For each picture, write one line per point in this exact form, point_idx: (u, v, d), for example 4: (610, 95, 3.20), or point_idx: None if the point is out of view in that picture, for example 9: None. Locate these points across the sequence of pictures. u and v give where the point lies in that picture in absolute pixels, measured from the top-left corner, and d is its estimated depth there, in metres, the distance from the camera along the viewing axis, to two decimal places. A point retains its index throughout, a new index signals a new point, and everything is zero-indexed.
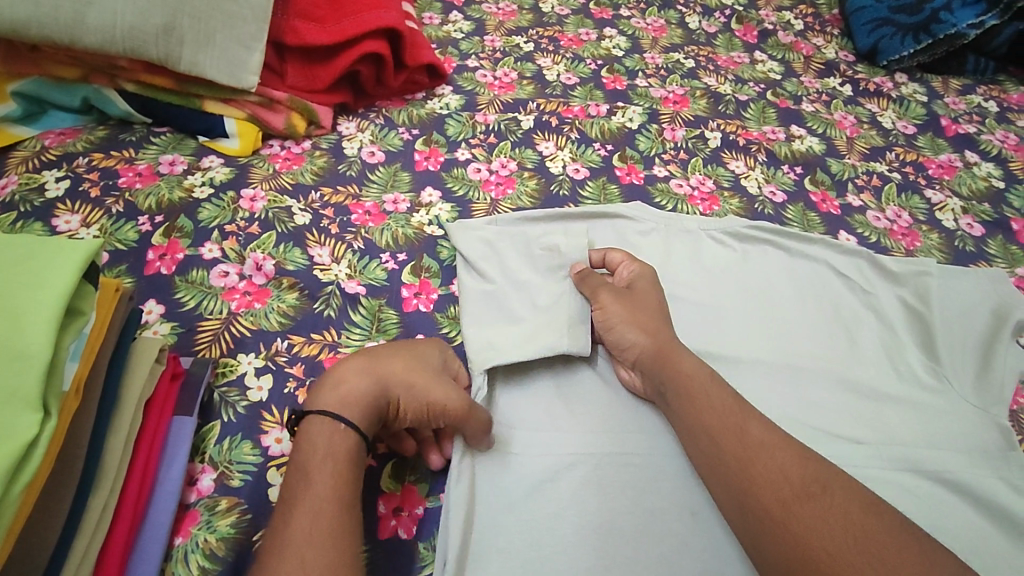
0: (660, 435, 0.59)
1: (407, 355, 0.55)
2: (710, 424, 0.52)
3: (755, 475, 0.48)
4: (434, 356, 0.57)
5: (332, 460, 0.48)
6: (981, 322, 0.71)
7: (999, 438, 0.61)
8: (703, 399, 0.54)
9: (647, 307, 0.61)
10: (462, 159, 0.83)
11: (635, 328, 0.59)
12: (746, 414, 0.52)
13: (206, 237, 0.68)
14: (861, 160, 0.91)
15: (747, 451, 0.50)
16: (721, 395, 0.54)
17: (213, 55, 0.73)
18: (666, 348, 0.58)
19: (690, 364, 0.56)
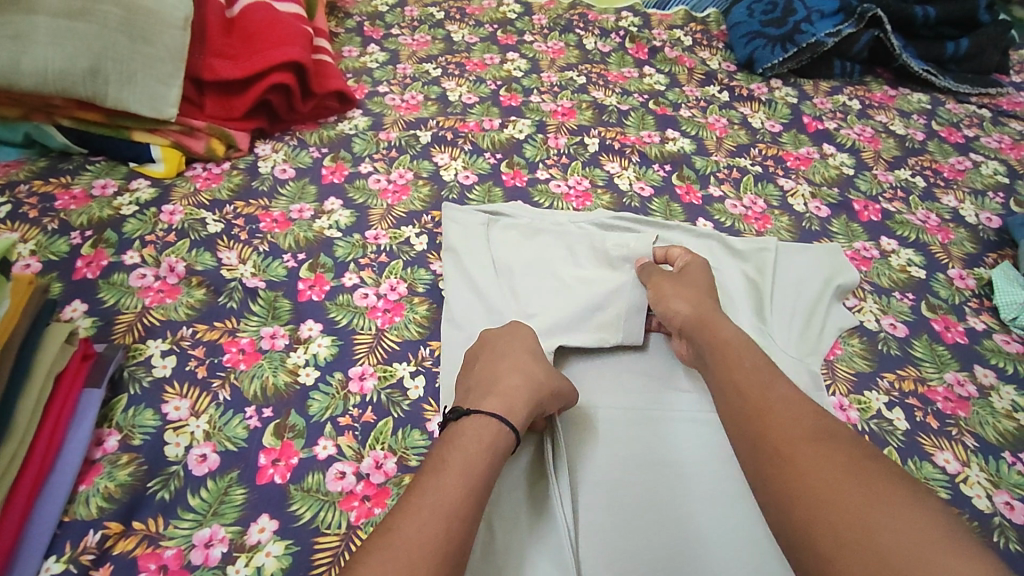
0: None
1: (532, 356, 0.66)
2: (738, 379, 0.60)
3: (770, 418, 0.55)
4: (531, 346, 0.67)
5: (490, 446, 0.56)
6: (811, 288, 0.81)
7: (808, 382, 0.72)
8: (736, 359, 0.62)
9: (700, 287, 0.73)
10: (365, 172, 0.94)
11: (682, 296, 0.71)
12: (776, 375, 0.60)
13: (129, 246, 0.79)
14: (726, 157, 1.02)
15: (768, 401, 0.57)
16: (754, 359, 0.62)
17: (136, 92, 0.84)
18: (706, 318, 0.68)
19: (731, 334, 0.66)
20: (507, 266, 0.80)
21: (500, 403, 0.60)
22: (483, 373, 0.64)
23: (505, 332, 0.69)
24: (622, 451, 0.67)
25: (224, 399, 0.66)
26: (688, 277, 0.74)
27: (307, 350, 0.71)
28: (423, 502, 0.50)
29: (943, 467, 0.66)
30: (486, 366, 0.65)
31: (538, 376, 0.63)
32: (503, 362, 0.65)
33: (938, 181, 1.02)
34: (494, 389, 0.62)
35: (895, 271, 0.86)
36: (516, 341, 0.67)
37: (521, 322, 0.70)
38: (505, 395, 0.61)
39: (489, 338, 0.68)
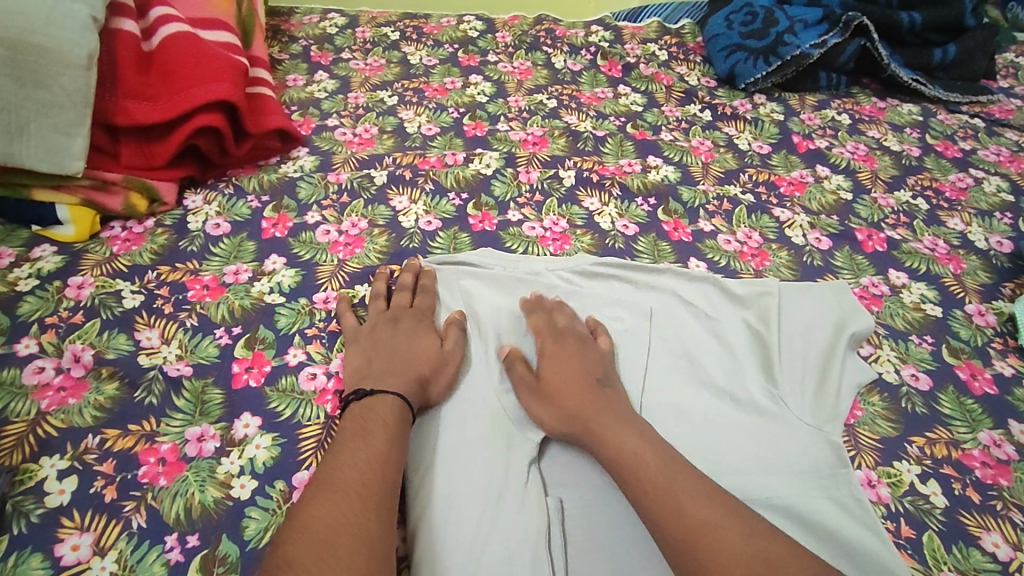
0: (495, 480, 0.59)
1: (427, 343, 0.67)
2: (649, 492, 0.54)
3: (699, 548, 0.50)
4: (421, 330, 0.68)
5: (399, 418, 0.59)
6: (820, 337, 0.73)
7: (831, 457, 0.62)
8: (638, 470, 0.55)
9: (567, 382, 0.63)
10: (312, 222, 0.82)
11: (551, 414, 0.62)
12: (681, 475, 0.55)
13: (24, 332, 0.66)
14: (714, 185, 0.93)
15: (688, 524, 0.51)
16: (657, 458, 0.56)
17: (30, 145, 0.72)
18: (595, 415, 0.60)
19: (626, 431, 0.59)
20: (480, 333, 0.71)
21: (395, 387, 0.61)
22: (375, 363, 0.64)
23: (401, 318, 0.69)
24: (628, 551, 0.56)
25: (138, 528, 0.54)
26: (547, 374, 0.65)
27: (241, 454, 0.59)
28: (355, 455, 0.55)
29: (993, 553, 0.58)
30: (377, 356, 0.65)
31: (427, 367, 0.64)
32: (397, 352, 0.65)
33: (942, 202, 0.94)
34: (384, 377, 0.62)
35: (909, 310, 0.78)
36: (415, 330, 0.68)
37: (421, 308, 0.71)
38: (398, 382, 0.62)
39: (381, 326, 0.68)
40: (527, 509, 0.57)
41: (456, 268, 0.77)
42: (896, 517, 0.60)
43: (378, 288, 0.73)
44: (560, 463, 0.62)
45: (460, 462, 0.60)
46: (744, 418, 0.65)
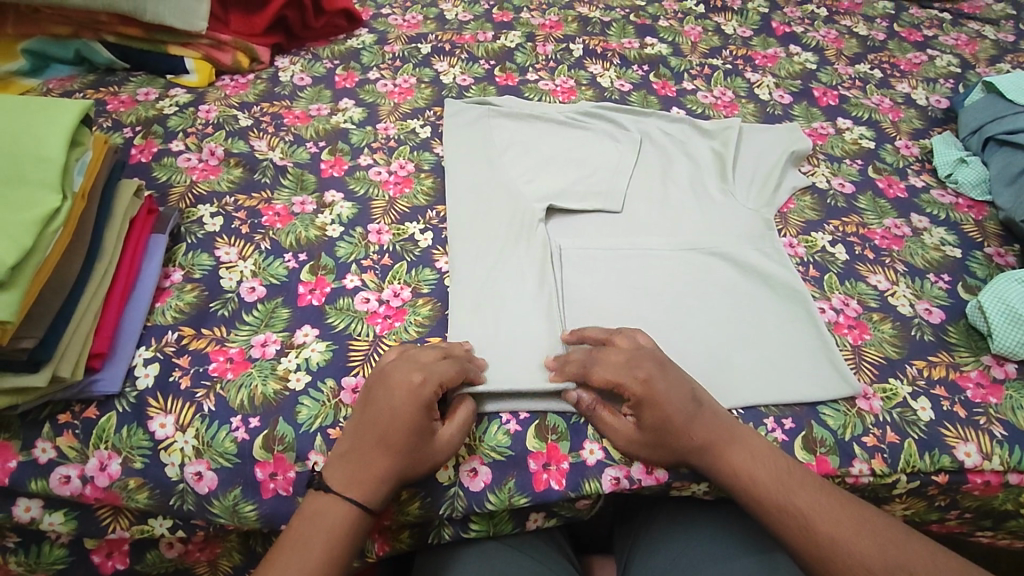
0: (513, 228, 0.81)
1: (412, 434, 0.57)
2: (777, 516, 0.57)
3: (825, 562, 0.55)
4: (398, 424, 0.57)
5: (347, 518, 0.55)
6: (770, 157, 0.92)
7: (763, 227, 0.83)
8: (756, 490, 0.58)
9: (662, 414, 0.60)
10: (373, 78, 1.05)
11: (648, 447, 0.61)
12: (799, 493, 0.58)
13: (174, 137, 0.91)
14: (699, 58, 1.12)
15: (821, 544, 0.55)
16: (772, 478, 0.59)
17: (171, 7, 0.96)
18: (664, 404, 0.60)
19: (735, 449, 0.60)
20: (503, 147, 0.92)
21: (358, 492, 0.56)
22: (351, 441, 0.58)
23: (395, 387, 0.59)
24: (607, 274, 0.78)
25: (266, 248, 0.78)
26: (644, 414, 0.60)
27: (332, 211, 0.83)
28: (289, 564, 0.53)
29: (876, 285, 0.78)
30: (355, 433, 0.59)
31: (402, 466, 0.57)
32: (380, 440, 0.57)
33: (894, 72, 1.11)
34: (353, 470, 0.57)
35: (847, 143, 0.97)
36: (399, 415, 0.57)
37: (430, 372, 0.60)
38: (364, 483, 0.56)
39: (376, 390, 0.60)
40: (535, 244, 0.79)
41: (484, 106, 0.99)
42: (806, 264, 0.80)
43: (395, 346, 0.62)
44: (558, 227, 0.84)
45: (487, 219, 0.82)
46: (701, 206, 0.86)
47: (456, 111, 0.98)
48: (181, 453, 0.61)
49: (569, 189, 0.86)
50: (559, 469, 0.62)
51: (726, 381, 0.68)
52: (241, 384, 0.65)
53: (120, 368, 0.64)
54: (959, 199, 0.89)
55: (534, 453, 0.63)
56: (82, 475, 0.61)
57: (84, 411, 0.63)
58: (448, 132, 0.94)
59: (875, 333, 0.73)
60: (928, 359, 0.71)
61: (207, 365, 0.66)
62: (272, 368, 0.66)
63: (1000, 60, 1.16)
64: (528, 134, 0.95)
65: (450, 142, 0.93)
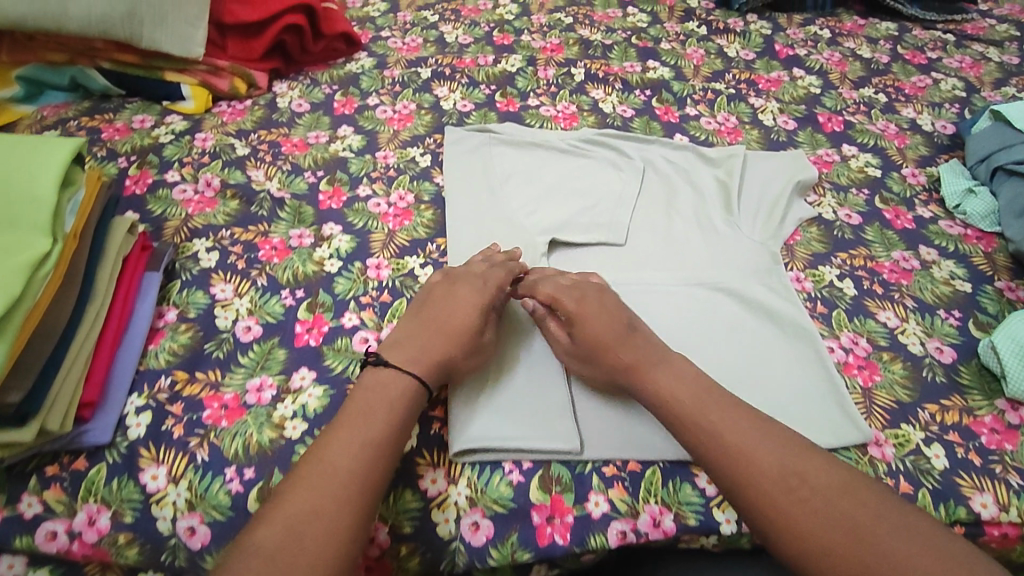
0: None
1: (468, 323, 0.65)
2: (687, 428, 0.59)
3: (727, 471, 0.56)
4: (465, 311, 0.66)
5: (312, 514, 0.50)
6: (775, 186, 0.91)
7: (769, 261, 0.82)
8: (674, 406, 0.60)
9: (591, 330, 0.65)
10: (372, 104, 1.04)
11: (581, 360, 0.66)
12: (716, 413, 0.59)
13: (169, 167, 0.90)
14: (703, 82, 1.11)
15: (728, 461, 0.56)
16: (691, 398, 0.60)
17: (167, 33, 0.95)
18: (605, 323, 0.65)
19: (660, 370, 0.62)
20: (504, 176, 0.91)
21: (416, 367, 0.62)
22: (411, 330, 0.65)
23: (457, 287, 0.68)
24: None
25: (262, 284, 0.77)
26: (581, 328, 0.66)
27: (330, 245, 0.82)
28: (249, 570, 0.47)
29: (885, 323, 0.76)
30: (415, 323, 0.66)
31: (456, 349, 0.64)
32: (440, 326, 0.65)
33: (899, 97, 1.10)
34: (411, 347, 0.63)
35: (854, 171, 0.96)
36: (461, 305, 0.66)
37: (490, 279, 0.69)
38: (421, 358, 0.62)
39: (438, 292, 0.68)
40: None
41: (485, 134, 0.97)
42: (814, 300, 0.79)
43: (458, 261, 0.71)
44: (561, 261, 0.83)
45: None
46: (706, 238, 0.85)
47: (456, 138, 0.96)
48: (173, 507, 0.59)
49: (572, 222, 0.85)
50: (562, 522, 0.60)
51: None
52: (236, 432, 0.63)
53: (111, 417, 0.62)
54: (968, 230, 0.88)
55: (538, 506, 0.61)
56: (70, 530, 0.59)
57: (73, 462, 0.61)
58: (449, 161, 0.93)
59: (886, 375, 0.71)
60: (940, 403, 0.69)
61: (201, 413, 0.64)
62: (267, 415, 0.65)
63: (1005, 83, 1.15)
64: (530, 163, 0.93)
65: (450, 171, 0.91)
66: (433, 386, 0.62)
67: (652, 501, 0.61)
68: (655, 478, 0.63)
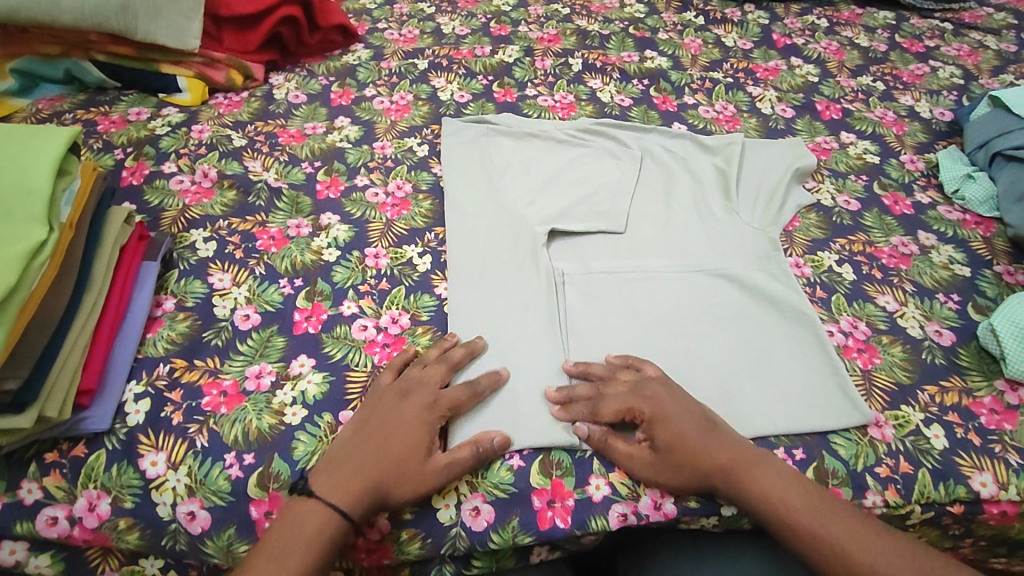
0: (512, 254, 0.79)
1: (409, 449, 0.59)
2: (785, 526, 0.57)
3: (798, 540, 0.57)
4: (404, 428, 0.60)
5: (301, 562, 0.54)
6: (774, 174, 0.91)
7: (768, 247, 0.82)
8: (765, 502, 0.58)
9: (678, 434, 0.60)
10: (369, 95, 1.04)
11: (672, 469, 0.60)
12: (826, 517, 0.57)
13: (166, 159, 0.89)
14: (700, 71, 1.11)
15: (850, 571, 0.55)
16: (799, 502, 0.57)
17: (162, 25, 0.94)
18: (683, 435, 0.60)
19: (761, 470, 0.59)
20: (501, 167, 0.91)
21: (338, 500, 0.56)
22: (351, 447, 0.59)
23: (409, 397, 0.62)
24: (610, 299, 0.76)
25: (260, 273, 0.77)
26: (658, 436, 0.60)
27: (328, 235, 0.81)
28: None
29: (885, 307, 0.76)
30: (357, 438, 0.60)
31: (387, 476, 0.58)
32: (383, 440, 0.59)
33: (897, 84, 1.10)
34: (342, 472, 0.58)
35: (852, 158, 0.96)
36: (408, 421, 0.61)
37: (443, 397, 0.63)
38: (346, 490, 0.57)
39: (388, 399, 0.62)
40: (536, 270, 0.77)
41: (482, 125, 0.97)
42: (813, 285, 0.78)
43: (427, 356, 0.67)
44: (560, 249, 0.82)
45: (486, 243, 0.80)
46: (705, 225, 0.84)
47: (454, 129, 0.96)
48: (173, 492, 0.59)
49: (570, 211, 0.84)
50: (563, 506, 0.60)
51: (737, 411, 0.67)
52: (235, 419, 0.63)
53: (109, 404, 0.62)
54: (966, 215, 0.87)
55: (538, 490, 0.61)
56: (70, 516, 0.59)
57: (72, 449, 0.61)
58: (446, 151, 0.93)
59: (885, 357, 0.71)
60: (940, 384, 0.69)
61: (200, 400, 0.64)
62: (267, 401, 0.64)
63: (1003, 70, 1.14)
64: (527, 153, 0.93)
65: (447, 162, 0.91)
66: (351, 526, 0.56)
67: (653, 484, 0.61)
68: None
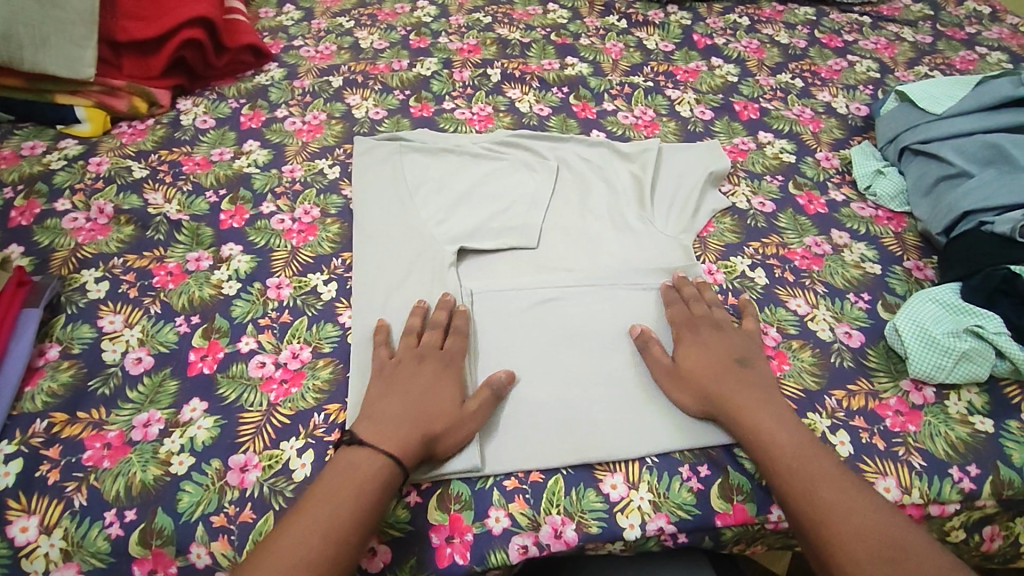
0: (419, 276, 0.77)
1: (447, 397, 0.63)
2: (760, 454, 0.60)
3: (773, 471, 0.59)
4: (432, 387, 0.63)
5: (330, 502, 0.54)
6: (689, 178, 0.90)
7: (681, 255, 0.81)
8: (750, 426, 0.62)
9: (704, 372, 0.66)
10: (280, 116, 1.01)
11: (689, 397, 0.65)
12: (817, 462, 0.58)
13: (60, 195, 0.85)
14: (620, 76, 1.10)
15: (819, 510, 0.56)
16: (793, 446, 0.60)
17: (50, 54, 0.91)
18: (715, 361, 0.67)
19: (762, 412, 0.62)
20: (414, 184, 0.89)
21: (392, 448, 0.58)
22: (388, 405, 0.61)
23: (428, 358, 0.66)
24: (520, 315, 0.74)
25: (155, 312, 0.73)
26: (687, 355, 0.68)
27: (229, 267, 0.79)
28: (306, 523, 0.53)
29: (795, 310, 0.75)
30: (390, 398, 0.62)
31: (438, 425, 0.61)
32: (416, 397, 0.62)
33: (815, 81, 1.10)
34: (388, 424, 0.60)
35: (768, 158, 0.95)
36: (434, 379, 0.64)
37: (453, 351, 0.68)
38: (396, 439, 0.59)
39: (407, 363, 0.65)
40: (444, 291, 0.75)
41: (396, 142, 0.95)
42: (725, 292, 0.77)
43: (411, 323, 0.70)
44: (471, 267, 0.80)
45: (394, 266, 0.78)
46: (619, 235, 0.83)
47: (367, 147, 0.94)
48: (46, 559, 0.56)
49: (481, 228, 0.83)
50: (462, 541, 0.58)
51: (646, 426, 0.65)
52: (117, 473, 0.60)
53: None
54: (879, 211, 0.87)
55: (436, 526, 0.59)
56: None
57: None
58: (358, 171, 0.91)
59: (795, 363, 0.70)
60: (847, 388, 0.68)
61: (80, 455, 0.61)
62: (153, 451, 0.61)
63: (918, 62, 1.16)
64: (442, 168, 0.91)
65: (357, 183, 0.89)
66: (403, 474, 0.58)
67: (553, 512, 0.60)
68: (558, 488, 0.61)
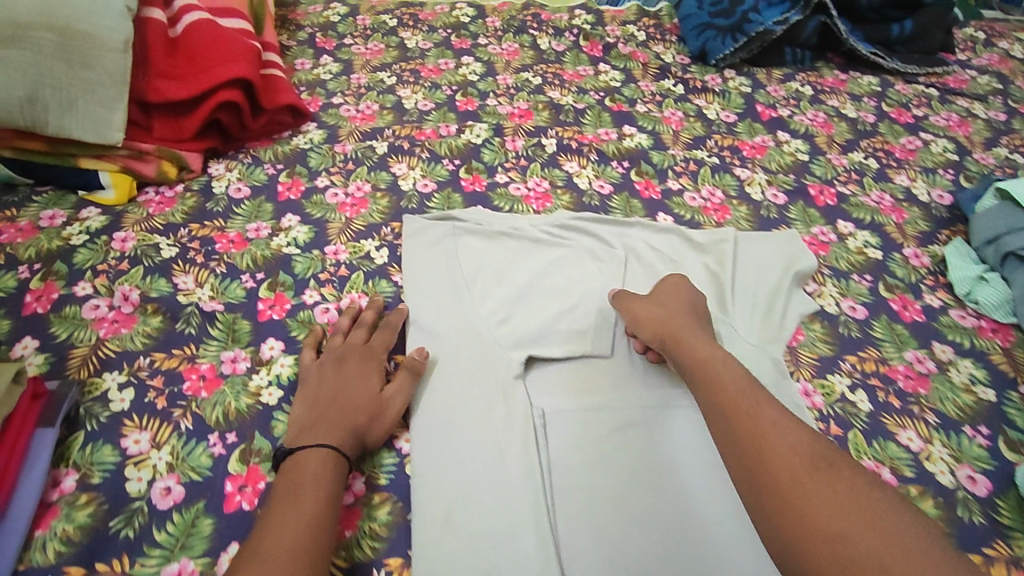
0: (485, 393, 0.68)
1: (366, 388, 0.66)
2: (718, 402, 0.59)
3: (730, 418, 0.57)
4: (354, 381, 0.66)
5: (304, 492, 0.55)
6: (771, 276, 0.82)
7: (773, 371, 0.72)
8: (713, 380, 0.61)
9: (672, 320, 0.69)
10: (321, 186, 0.93)
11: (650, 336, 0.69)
12: (774, 414, 0.56)
13: (80, 277, 0.77)
14: (683, 150, 1.03)
15: (767, 450, 0.53)
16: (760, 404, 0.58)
17: (77, 119, 0.84)
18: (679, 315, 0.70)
19: (727, 371, 0.62)
20: (470, 273, 0.80)
21: (331, 440, 0.60)
22: (309, 410, 0.63)
23: (348, 356, 0.68)
24: (602, 447, 0.65)
25: (186, 429, 0.64)
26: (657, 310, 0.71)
27: (269, 371, 0.70)
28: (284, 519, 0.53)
29: (908, 446, 0.67)
30: (309, 400, 0.64)
31: (363, 417, 0.63)
32: (340, 395, 0.65)
33: (890, 162, 1.03)
34: (316, 425, 0.62)
35: (852, 254, 0.87)
36: (357, 373, 0.67)
37: (374, 347, 0.70)
38: (328, 434, 0.61)
39: (328, 366, 0.67)
40: (516, 415, 0.66)
41: (448, 222, 0.87)
42: (827, 419, 0.69)
43: (341, 323, 0.73)
44: (541, 380, 0.71)
45: (457, 378, 0.69)
46: None
47: (417, 228, 0.86)
48: None
49: (549, 332, 0.74)
50: None
51: None
52: None
53: None
54: (981, 321, 0.80)
55: None
56: None
57: None
58: (408, 257, 0.82)
59: None
60: (983, 553, 0.60)
61: None
62: None
63: (996, 143, 1.09)
64: (499, 256, 0.83)
65: (409, 271, 0.81)
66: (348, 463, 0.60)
67: None
68: None
